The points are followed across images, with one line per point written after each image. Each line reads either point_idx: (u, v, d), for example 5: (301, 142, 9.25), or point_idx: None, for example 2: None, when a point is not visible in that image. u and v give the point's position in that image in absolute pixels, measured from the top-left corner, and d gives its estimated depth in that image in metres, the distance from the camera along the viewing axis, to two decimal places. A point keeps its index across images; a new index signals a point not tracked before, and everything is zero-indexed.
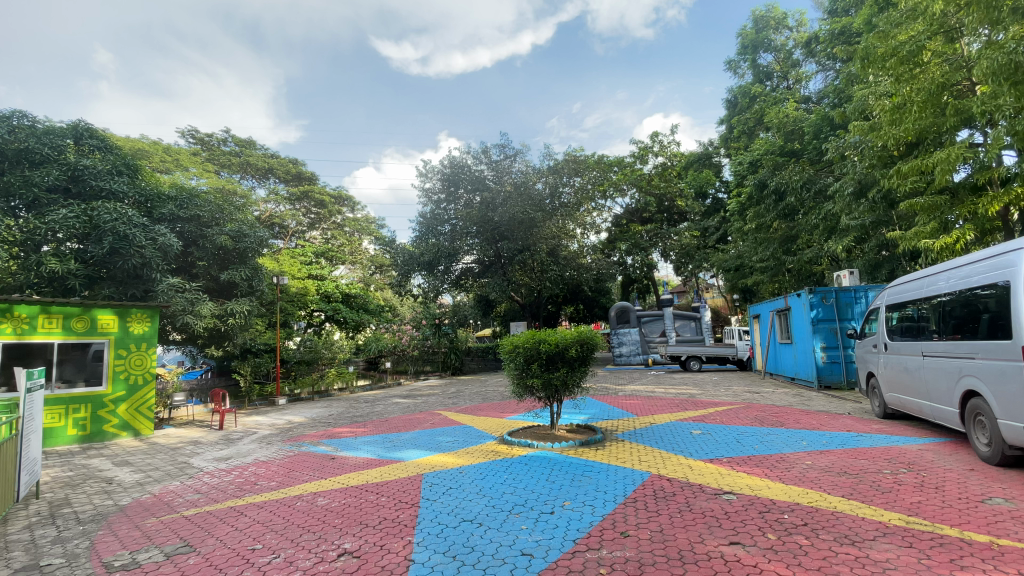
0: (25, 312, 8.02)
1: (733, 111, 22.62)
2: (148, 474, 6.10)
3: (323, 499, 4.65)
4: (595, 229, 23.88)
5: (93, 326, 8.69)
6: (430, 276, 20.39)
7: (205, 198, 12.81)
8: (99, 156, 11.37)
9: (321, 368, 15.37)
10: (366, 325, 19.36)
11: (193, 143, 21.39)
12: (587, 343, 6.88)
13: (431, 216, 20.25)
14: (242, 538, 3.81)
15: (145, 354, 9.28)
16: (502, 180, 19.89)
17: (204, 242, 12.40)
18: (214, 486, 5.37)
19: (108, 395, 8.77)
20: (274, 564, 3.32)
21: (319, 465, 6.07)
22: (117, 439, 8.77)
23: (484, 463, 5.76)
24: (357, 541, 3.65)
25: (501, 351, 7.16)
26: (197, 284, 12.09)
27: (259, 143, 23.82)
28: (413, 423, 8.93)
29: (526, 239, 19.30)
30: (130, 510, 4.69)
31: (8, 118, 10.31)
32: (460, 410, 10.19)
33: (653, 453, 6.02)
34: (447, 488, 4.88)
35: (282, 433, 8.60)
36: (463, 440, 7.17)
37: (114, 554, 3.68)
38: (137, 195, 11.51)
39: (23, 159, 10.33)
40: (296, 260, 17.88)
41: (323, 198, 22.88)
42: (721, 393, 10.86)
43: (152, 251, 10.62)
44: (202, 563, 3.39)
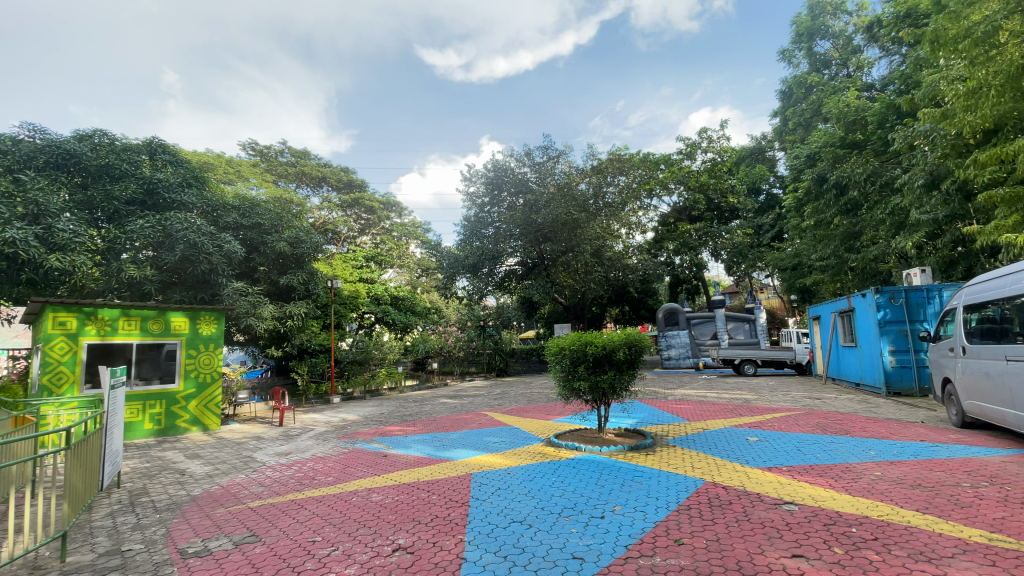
0: (107, 315, 8.75)
1: (788, 103, 21.61)
2: (216, 466, 6.51)
3: (376, 495, 4.80)
4: (641, 228, 23.39)
5: (168, 327, 9.36)
6: (475, 278, 20.67)
7: (265, 206, 13.52)
8: (171, 170, 12.27)
9: (372, 368, 15.83)
10: (413, 327, 19.78)
11: (253, 156, 22.69)
12: (636, 345, 6.73)
13: (475, 220, 20.54)
14: (303, 530, 3.98)
15: (213, 354, 9.88)
16: (545, 183, 19.84)
17: (265, 248, 13.09)
18: (277, 479, 5.65)
19: (180, 392, 9.41)
20: (332, 557, 3.45)
21: (372, 461, 6.28)
22: (188, 433, 9.39)
23: (531, 465, 5.76)
24: (411, 537, 3.74)
25: (547, 353, 7.14)
26: (259, 288, 12.78)
27: (313, 153, 24.98)
28: (460, 423, 9.06)
29: (570, 240, 19.05)
30: (201, 500, 5.01)
31: (91, 137, 11.34)
32: (507, 412, 10.25)
33: (707, 460, 5.81)
34: (495, 488, 4.91)
35: (337, 431, 8.94)
36: (511, 441, 7.20)
37: (188, 541, 3.94)
38: (204, 205, 12.33)
39: (105, 174, 11.26)
40: (348, 264, 18.55)
41: (372, 205, 23.72)
42: (778, 399, 10.36)
43: (219, 258, 11.34)
44: (267, 552, 3.57)
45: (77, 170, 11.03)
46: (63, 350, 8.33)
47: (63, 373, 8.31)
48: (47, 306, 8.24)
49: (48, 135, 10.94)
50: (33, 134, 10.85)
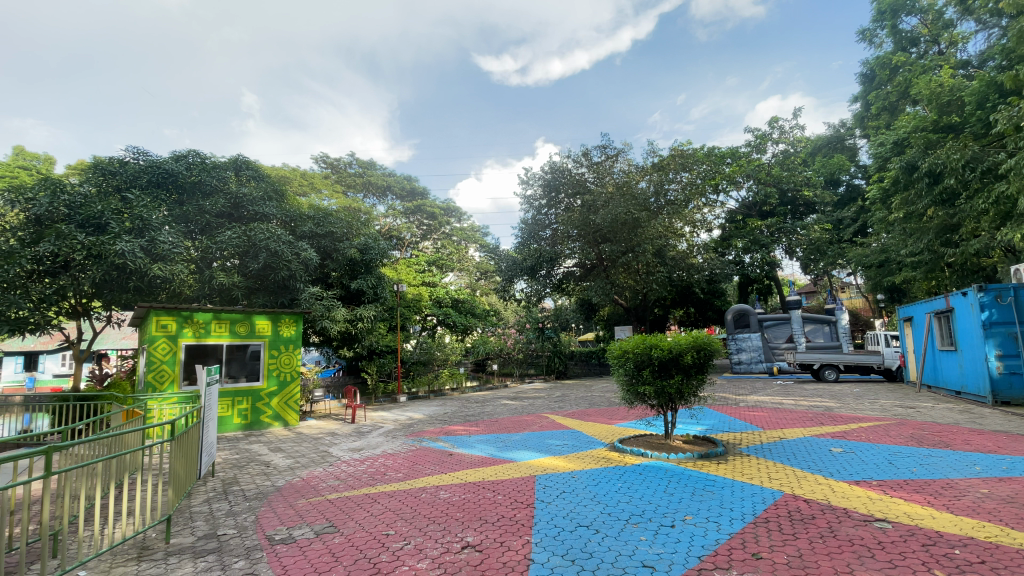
0: (201, 318, 9.60)
1: (870, 86, 20.01)
2: (297, 460, 6.96)
3: (444, 493, 4.93)
4: (706, 226, 22.36)
5: (253, 329, 10.13)
6: (533, 280, 20.95)
7: (337, 216, 14.34)
8: (254, 184, 13.31)
9: (436, 369, 16.33)
10: (473, 329, 20.09)
11: (324, 168, 24.13)
12: (705, 349, 6.47)
13: (533, 222, 20.65)
14: (377, 523, 4.17)
15: (292, 354, 10.56)
16: (603, 183, 19.52)
17: (337, 255, 13.84)
18: (351, 474, 5.95)
19: (264, 390, 10.14)
20: (405, 550, 3.59)
21: (438, 460, 6.46)
22: (271, 428, 10.08)
23: (596, 470, 5.67)
24: (479, 536, 3.81)
25: (610, 356, 7.02)
26: (333, 293, 13.52)
27: (379, 164, 26.25)
28: (522, 424, 9.11)
29: (630, 240, 18.56)
30: (285, 491, 5.38)
31: (187, 157, 12.54)
32: (569, 415, 10.17)
33: (785, 471, 5.47)
34: (560, 491, 4.90)
35: (404, 429, 9.26)
36: (574, 445, 7.12)
37: (275, 528, 4.24)
38: (283, 216, 13.32)
39: (198, 190, 12.44)
40: (411, 269, 19.21)
41: (434, 211, 24.52)
42: (865, 407, 9.56)
43: (297, 265, 12.13)
44: (346, 543, 3.77)
45: (175, 188, 12.28)
46: (165, 350, 9.24)
47: (164, 372, 9.20)
48: (151, 311, 9.18)
49: (150, 156, 12.18)
50: (137, 156, 12.14)
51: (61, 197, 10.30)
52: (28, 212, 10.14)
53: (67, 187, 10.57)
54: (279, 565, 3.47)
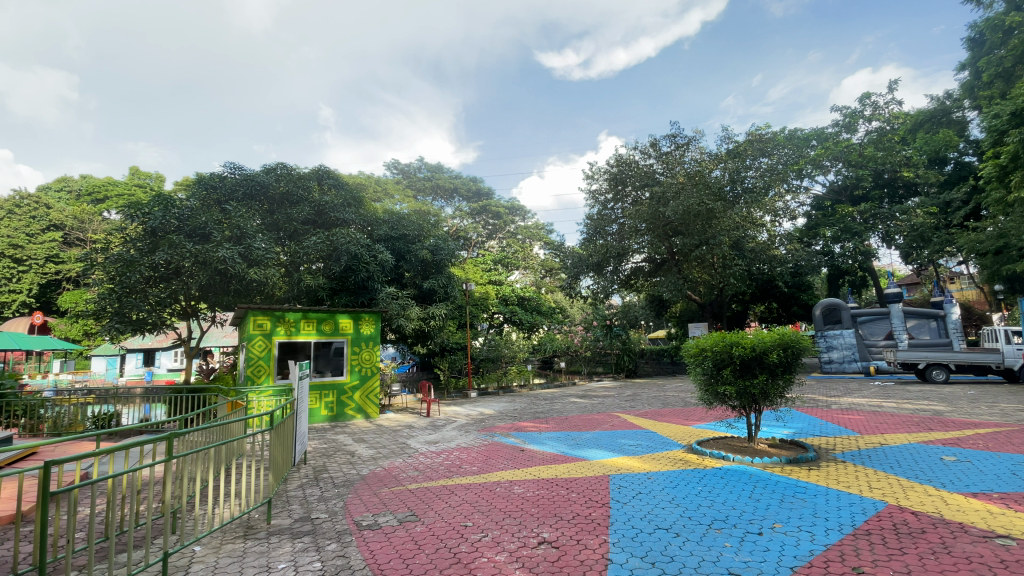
0: (292, 318, 10.38)
1: (980, 51, 17.68)
2: (379, 450, 7.36)
3: (517, 488, 5.00)
4: (789, 215, 20.77)
5: (337, 327, 10.83)
6: (599, 276, 20.49)
7: (409, 219, 15.00)
8: (334, 192, 14.26)
9: (504, 366, 16.61)
10: (540, 326, 20.15)
11: (396, 174, 25.28)
12: (792, 347, 6.06)
13: (599, 217, 20.32)
14: (455, 514, 4.31)
15: (372, 350, 11.17)
16: (673, 173, 18.75)
17: (410, 256, 14.44)
18: (429, 465, 6.20)
19: (347, 384, 10.80)
20: (483, 542, 3.68)
21: (511, 455, 6.56)
22: (354, 420, 10.71)
23: (674, 472, 5.49)
24: (555, 532, 3.82)
25: (686, 355, 6.75)
26: (407, 292, 14.10)
27: (447, 167, 27.12)
28: (594, 422, 9.02)
29: (704, 232, 17.65)
30: (369, 480, 5.71)
31: (276, 169, 13.60)
32: (642, 414, 9.89)
33: (887, 480, 5.00)
34: (636, 492, 4.79)
35: (477, 423, 9.49)
36: (648, 445, 6.93)
37: (362, 514, 4.52)
38: (361, 221, 14.18)
39: (286, 200, 13.50)
40: (478, 268, 19.63)
41: (499, 210, 24.88)
42: (983, 412, 8.50)
43: (375, 266, 12.83)
44: (427, 532, 3.93)
45: (266, 198, 13.39)
46: (262, 347, 10.08)
47: (261, 367, 10.05)
48: (250, 312, 10.05)
49: (244, 171, 13.32)
50: (234, 171, 13.32)
51: (172, 211, 11.52)
52: (145, 225, 11.45)
53: (176, 202, 11.78)
54: (367, 550, 3.69)
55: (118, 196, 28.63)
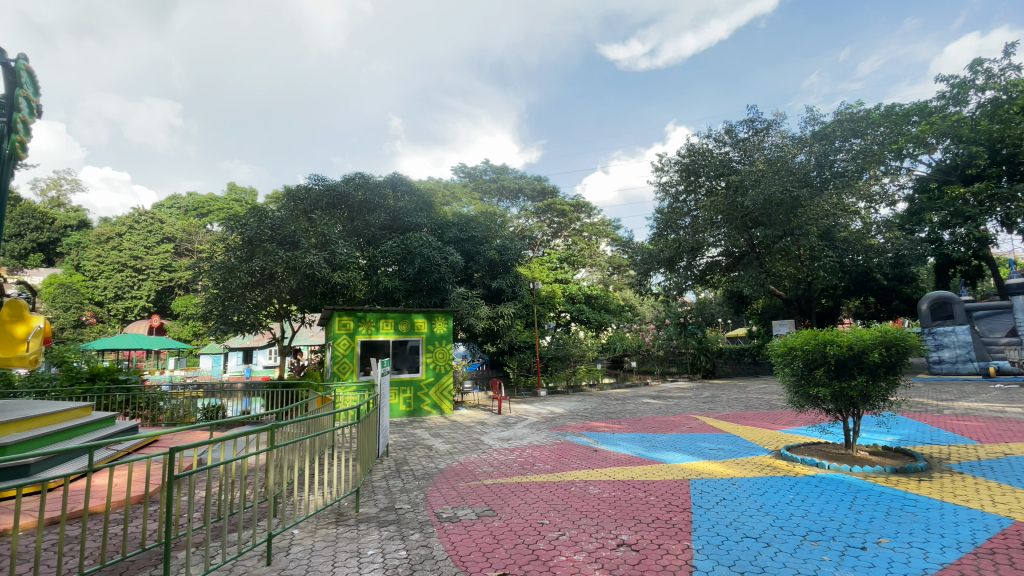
0: (372, 318, 10.96)
1: None
2: (454, 445, 7.59)
3: (593, 488, 4.94)
4: (887, 199, 18.86)
5: (412, 327, 11.30)
6: (672, 272, 19.77)
7: (477, 220, 15.36)
8: (408, 197, 14.92)
9: (572, 365, 16.53)
10: (608, 325, 19.79)
11: (462, 178, 25.84)
12: (896, 346, 5.51)
13: (670, 210, 19.60)
14: (532, 511, 4.34)
15: (446, 348, 11.54)
16: (751, 160, 17.70)
17: (479, 257, 14.82)
18: (503, 462, 6.30)
19: (423, 380, 11.24)
20: (561, 541, 3.68)
21: (584, 454, 6.51)
22: (429, 415, 11.12)
23: (761, 479, 5.16)
24: (634, 535, 3.74)
25: (773, 354, 6.34)
26: (477, 292, 14.44)
27: (512, 168, 27.30)
28: (670, 424, 8.71)
29: (788, 222, 16.41)
30: (446, 473, 5.90)
31: (354, 177, 14.47)
32: (722, 416, 9.43)
33: (1017, 495, 4.38)
34: (719, 498, 4.56)
35: (548, 422, 9.52)
36: (731, 449, 6.59)
37: (441, 507, 4.68)
38: (432, 224, 14.74)
39: (364, 207, 14.34)
40: (545, 266, 19.60)
41: (564, 208, 24.21)
42: None
43: (446, 267, 13.32)
44: (505, 528, 3.99)
45: (347, 206, 14.29)
46: (346, 346, 10.72)
47: (346, 364, 10.69)
48: (335, 312, 10.72)
49: (326, 181, 14.25)
50: (318, 182, 14.30)
51: (265, 221, 12.55)
52: (243, 235, 12.56)
53: (269, 213, 12.81)
54: (448, 541, 3.81)
55: (219, 210, 31.72)
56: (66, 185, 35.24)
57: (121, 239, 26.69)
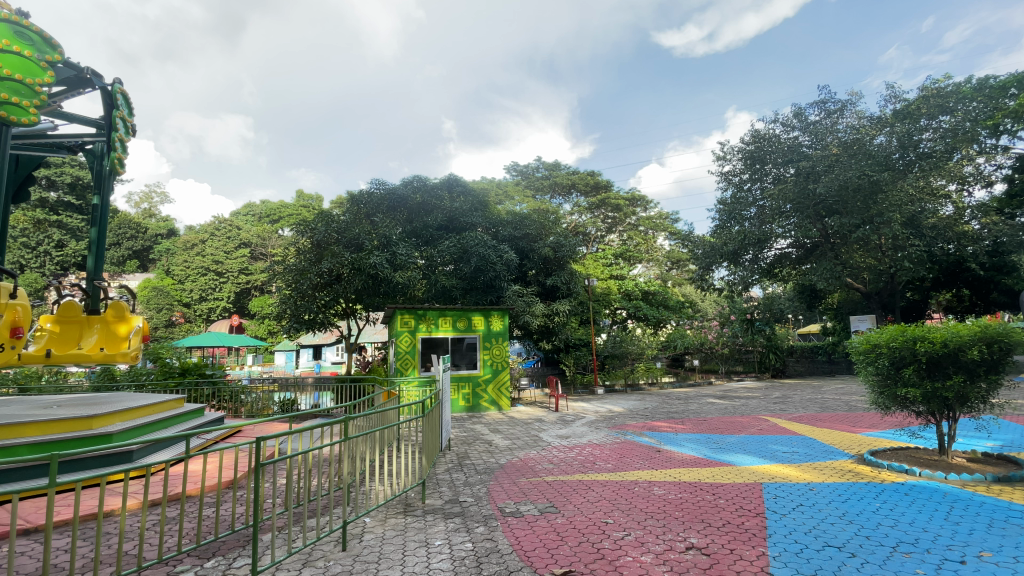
0: (431, 315, 11.29)
1: None
2: (514, 441, 7.65)
3: (658, 489, 4.83)
4: (983, 180, 17.00)
5: (470, 324, 11.52)
6: (736, 266, 18.86)
7: (531, 217, 15.41)
8: (463, 198, 15.20)
9: (631, 363, 16.21)
10: (667, 322, 19.20)
11: (515, 176, 25.88)
12: (999, 343, 4.95)
13: (734, 200, 18.73)
14: (595, 510, 4.30)
15: (502, 345, 11.65)
16: (824, 144, 16.49)
17: (533, 254, 14.89)
18: (564, 459, 6.27)
19: (481, 377, 11.41)
20: (627, 541, 3.62)
21: (647, 454, 6.35)
22: (488, 411, 11.27)
23: (842, 485, 4.83)
24: (704, 538, 3.61)
25: (854, 353, 5.91)
26: (532, 290, 14.49)
27: (564, 164, 26.94)
28: (738, 425, 8.33)
29: (866, 210, 15.24)
30: (507, 469, 5.96)
31: (412, 180, 14.97)
32: (795, 418, 8.90)
33: None
34: (797, 504, 4.30)
35: (607, 420, 9.38)
36: (806, 453, 6.20)
37: (504, 501, 4.74)
38: (487, 223, 14.95)
39: (422, 208, 14.80)
40: (599, 262, 19.24)
41: (619, 203, 23.68)
42: None
43: (502, 265, 13.48)
44: (568, 525, 3.98)
45: (405, 209, 14.80)
46: (408, 342, 11.10)
47: (408, 360, 11.05)
48: (397, 311, 11.14)
49: (386, 185, 14.83)
50: (378, 186, 14.91)
51: (332, 225, 13.25)
52: (312, 239, 13.31)
53: (335, 217, 13.51)
54: (512, 536, 3.85)
55: (289, 216, 33.73)
56: (155, 198, 38.63)
57: (204, 245, 28.99)
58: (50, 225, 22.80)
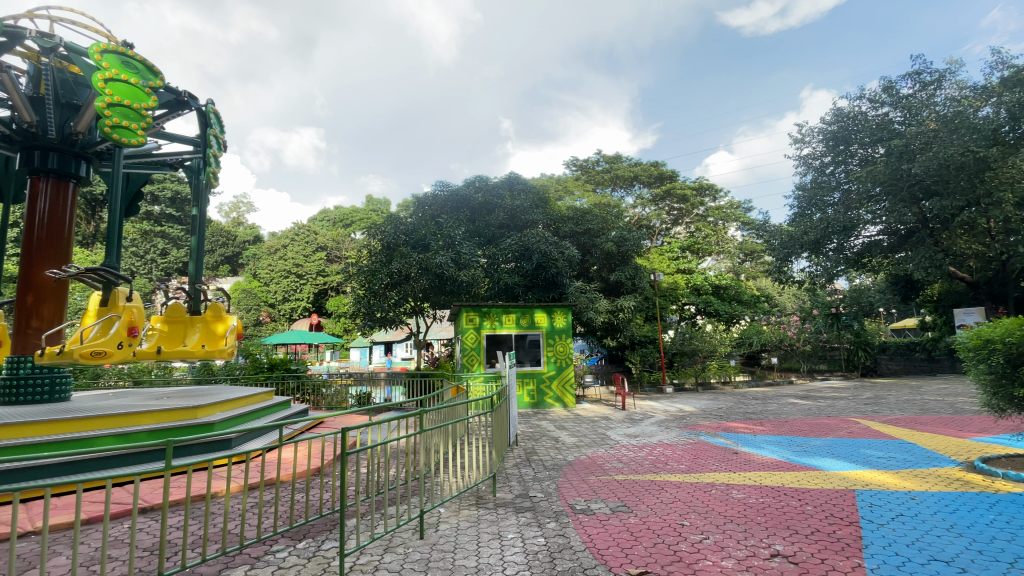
0: (495, 312, 11.46)
1: None
2: (581, 439, 7.59)
3: (737, 492, 4.60)
4: None
5: (533, 321, 11.57)
6: (818, 257, 17.54)
7: (593, 212, 15.18)
8: (524, 195, 15.26)
9: (702, 361, 15.54)
10: (740, 318, 18.22)
11: (575, 170, 25.56)
12: None
13: (815, 185, 17.45)
14: (670, 511, 4.18)
15: (565, 342, 11.60)
16: (919, 120, 14.90)
17: (595, 250, 14.69)
18: (634, 458, 6.14)
19: (545, 373, 11.44)
20: (706, 545, 3.48)
21: (723, 456, 6.08)
22: (553, 408, 11.27)
23: (949, 494, 4.36)
24: (791, 546, 3.40)
25: (961, 349, 5.32)
26: (595, 286, 14.31)
27: (625, 156, 26.18)
28: (823, 427, 7.76)
29: (973, 190, 13.59)
30: (576, 466, 5.93)
31: (475, 181, 15.35)
32: (889, 420, 8.15)
33: None
34: (896, 514, 3.94)
35: (678, 420, 9.07)
36: (904, 458, 5.66)
37: (574, 499, 4.72)
38: (548, 220, 14.94)
39: (484, 207, 15.11)
40: (665, 256, 18.56)
41: (685, 193, 22.69)
42: None
43: (563, 262, 13.42)
44: (642, 525, 3.89)
45: (468, 208, 15.17)
46: (473, 339, 11.33)
47: (473, 356, 11.29)
48: (463, 308, 11.41)
49: (449, 187, 15.29)
50: (442, 188, 15.42)
51: (400, 228, 13.86)
52: (382, 241, 13.94)
53: (402, 220, 14.13)
54: (585, 533, 3.83)
55: (360, 220, 35.56)
56: (244, 207, 42.07)
57: (286, 249, 31.20)
58: (155, 235, 25.41)
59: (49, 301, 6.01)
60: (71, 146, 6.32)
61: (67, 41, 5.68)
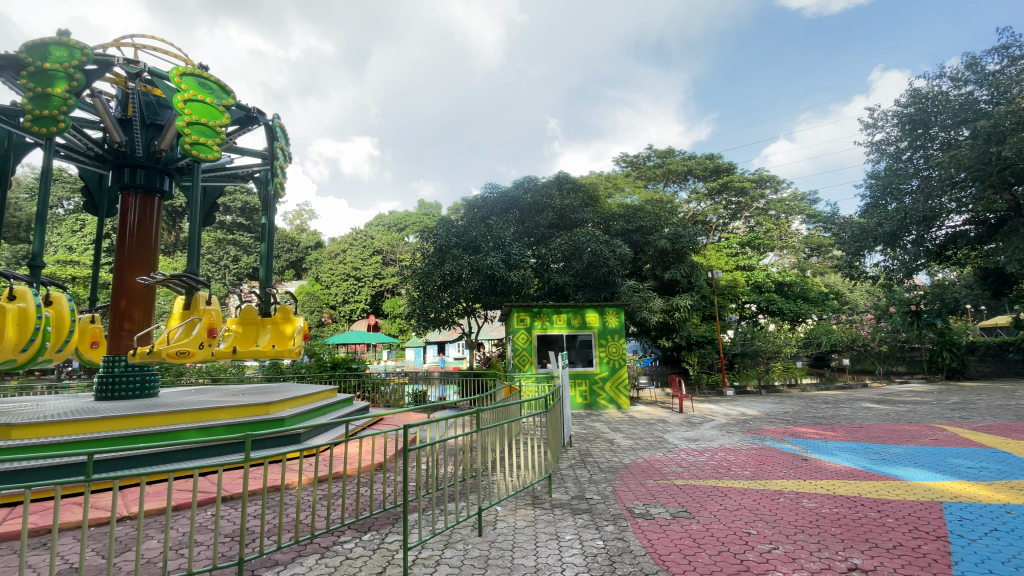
0: (546, 312, 11.46)
1: None
2: (637, 441, 7.43)
3: (808, 501, 4.35)
4: None
5: (584, 321, 11.47)
6: (893, 250, 16.25)
7: (645, 209, 14.81)
8: (573, 194, 15.14)
9: (765, 362, 14.80)
10: (807, 316, 17.22)
11: (625, 167, 25.03)
12: None
13: (889, 172, 16.16)
14: (734, 518, 4.02)
15: (618, 343, 11.41)
16: (1010, 97, 13.49)
17: (648, 247, 14.35)
18: (693, 463, 5.94)
19: (597, 374, 11.29)
20: (775, 555, 3.32)
21: (790, 462, 5.76)
22: (607, 409, 11.10)
23: None
24: (870, 560, 3.18)
25: None
26: (648, 285, 13.98)
27: (678, 150, 25.35)
28: (904, 434, 7.17)
29: None
30: (632, 469, 5.82)
31: (523, 181, 15.38)
32: (983, 428, 7.41)
33: None
34: (990, 529, 3.58)
35: (740, 424, 8.68)
36: (1000, 469, 5.13)
37: (632, 502, 4.64)
38: (598, 219, 14.76)
39: (533, 207, 15.11)
40: (723, 252, 17.81)
41: (743, 185, 21.68)
42: None
43: (615, 260, 13.20)
44: (705, 532, 3.77)
45: (517, 209, 15.24)
46: (525, 340, 11.37)
47: (525, 356, 11.33)
48: (514, 308, 11.48)
49: (498, 188, 15.42)
50: (491, 190, 15.57)
51: (452, 230, 14.12)
52: (434, 243, 14.27)
53: (453, 223, 14.40)
54: (644, 538, 3.75)
55: (413, 224, 36.55)
56: (306, 215, 44.32)
57: (345, 254, 32.58)
58: (228, 242, 27.24)
59: (140, 305, 6.61)
60: (157, 163, 6.93)
61: (149, 66, 6.09)
